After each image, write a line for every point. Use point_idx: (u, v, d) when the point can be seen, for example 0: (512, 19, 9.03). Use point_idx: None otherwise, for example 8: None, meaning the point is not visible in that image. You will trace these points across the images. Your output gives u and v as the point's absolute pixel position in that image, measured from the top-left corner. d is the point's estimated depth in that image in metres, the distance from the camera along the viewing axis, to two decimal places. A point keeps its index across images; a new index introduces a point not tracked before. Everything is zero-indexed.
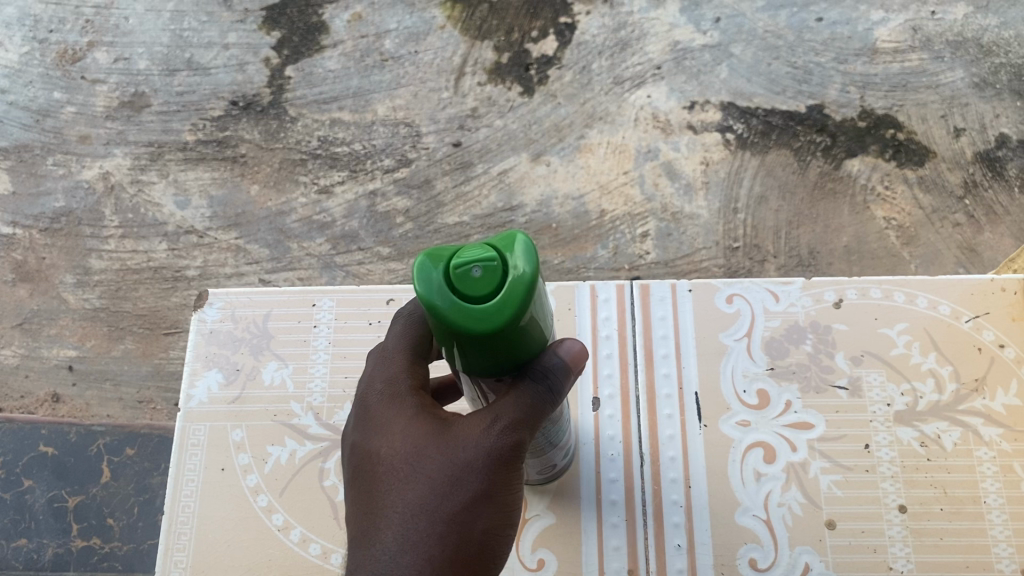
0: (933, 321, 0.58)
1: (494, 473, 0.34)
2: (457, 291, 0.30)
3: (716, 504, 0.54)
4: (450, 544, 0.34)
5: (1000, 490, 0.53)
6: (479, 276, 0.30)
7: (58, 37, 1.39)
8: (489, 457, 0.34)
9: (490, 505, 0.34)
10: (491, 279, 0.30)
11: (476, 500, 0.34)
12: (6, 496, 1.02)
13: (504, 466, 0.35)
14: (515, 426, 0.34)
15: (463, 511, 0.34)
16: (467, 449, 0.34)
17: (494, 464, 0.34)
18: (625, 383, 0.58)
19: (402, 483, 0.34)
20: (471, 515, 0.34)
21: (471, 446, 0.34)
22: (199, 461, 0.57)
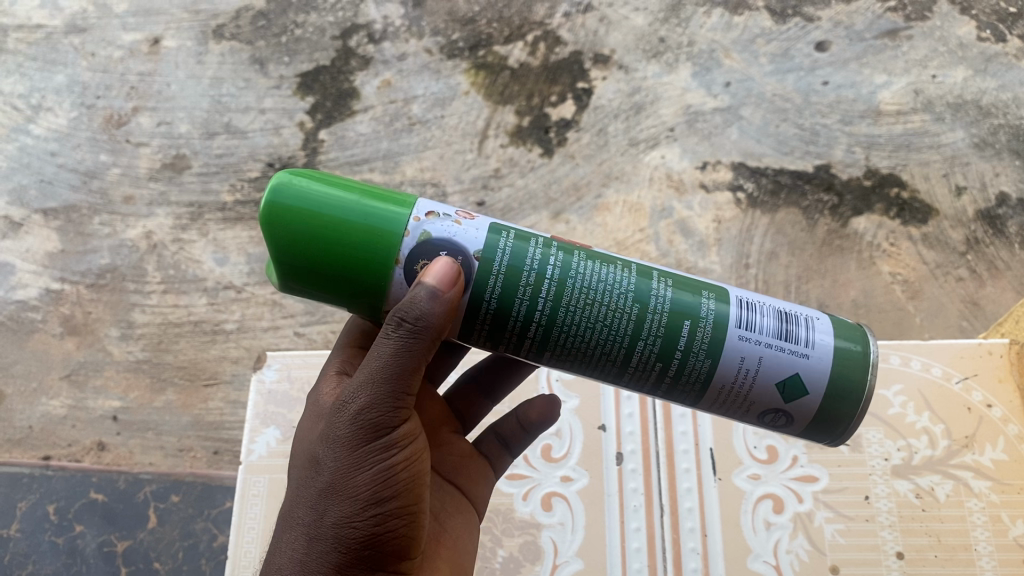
0: (925, 382, 0.74)
1: (339, 463, 0.49)
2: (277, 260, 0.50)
3: (732, 549, 0.69)
4: (316, 527, 0.49)
5: (989, 538, 0.67)
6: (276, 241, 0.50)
7: (105, 102, 1.47)
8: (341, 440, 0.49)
9: (342, 492, 0.49)
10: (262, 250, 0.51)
11: (327, 489, 0.49)
12: (59, 539, 1.12)
13: (346, 456, 0.49)
14: (349, 416, 0.49)
15: (320, 502, 0.49)
16: (324, 450, 0.50)
17: (338, 457, 0.49)
18: (647, 444, 0.75)
19: (297, 485, 0.52)
20: (325, 504, 0.49)
21: (326, 447, 0.50)
22: (259, 510, 0.70)
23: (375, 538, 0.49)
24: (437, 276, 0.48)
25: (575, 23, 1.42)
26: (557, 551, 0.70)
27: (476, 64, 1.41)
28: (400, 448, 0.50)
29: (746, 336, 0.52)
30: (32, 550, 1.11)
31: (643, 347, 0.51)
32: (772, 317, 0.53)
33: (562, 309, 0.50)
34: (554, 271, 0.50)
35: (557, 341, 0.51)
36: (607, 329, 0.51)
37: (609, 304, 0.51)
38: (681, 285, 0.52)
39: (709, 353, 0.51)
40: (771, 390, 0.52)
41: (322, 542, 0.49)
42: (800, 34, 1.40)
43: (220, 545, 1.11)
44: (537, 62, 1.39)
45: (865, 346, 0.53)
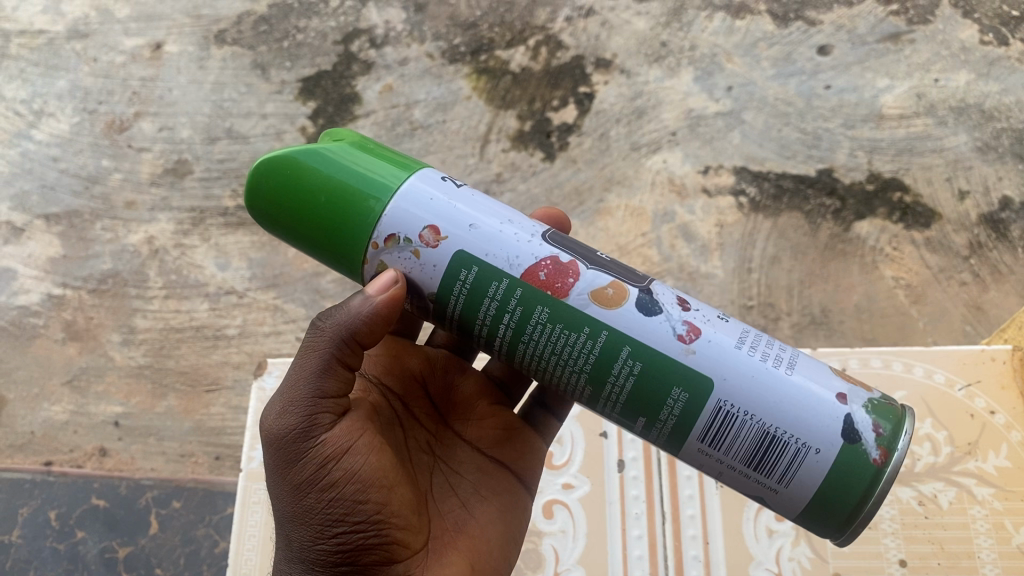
0: (928, 388, 0.74)
1: (287, 495, 0.54)
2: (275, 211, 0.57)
3: (734, 556, 0.69)
4: (296, 556, 0.55)
5: (992, 545, 0.67)
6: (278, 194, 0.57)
7: (107, 107, 1.47)
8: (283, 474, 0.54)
9: (296, 519, 0.54)
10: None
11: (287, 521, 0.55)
12: (60, 546, 1.11)
13: (291, 484, 0.54)
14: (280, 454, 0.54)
15: (288, 534, 0.55)
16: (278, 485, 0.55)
17: (283, 492, 0.54)
18: (648, 451, 0.75)
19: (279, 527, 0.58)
20: (291, 531, 0.54)
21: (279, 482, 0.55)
22: (260, 517, 0.70)
23: (341, 550, 0.53)
24: (375, 287, 0.54)
25: (577, 27, 1.42)
26: (558, 559, 0.69)
27: (477, 69, 1.41)
28: (332, 467, 0.53)
29: (709, 450, 0.52)
30: (34, 556, 1.11)
31: (601, 408, 0.55)
32: (756, 433, 0.50)
33: (518, 357, 0.55)
34: (504, 336, 0.54)
35: (521, 371, 0.56)
36: (562, 389, 0.55)
37: (560, 376, 0.54)
38: (643, 385, 0.52)
39: (668, 436, 0.53)
40: (737, 482, 0.54)
41: (304, 566, 0.54)
42: (802, 38, 1.40)
43: (221, 551, 1.10)
44: (538, 67, 1.39)
45: (849, 504, 0.50)
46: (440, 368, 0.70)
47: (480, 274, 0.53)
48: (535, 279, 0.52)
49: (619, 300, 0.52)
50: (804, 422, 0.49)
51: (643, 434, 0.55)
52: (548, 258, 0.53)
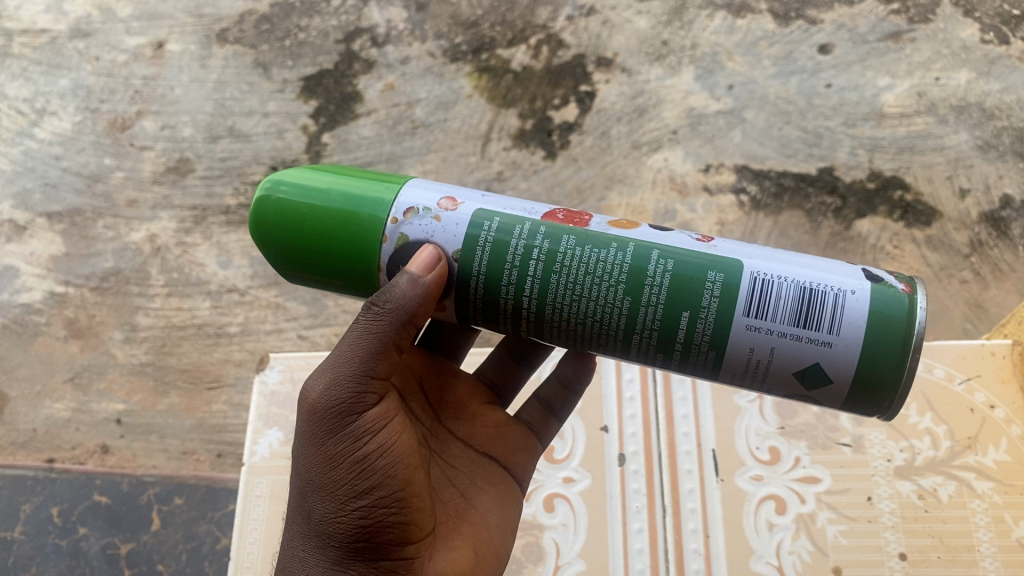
0: (928, 383, 0.74)
1: (318, 468, 0.56)
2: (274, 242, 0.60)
3: (734, 550, 0.69)
4: (313, 527, 0.56)
5: (991, 539, 0.67)
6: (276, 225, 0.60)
7: (109, 106, 1.47)
8: (315, 442, 0.56)
9: (323, 490, 0.55)
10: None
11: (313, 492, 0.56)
12: (62, 542, 1.12)
13: (324, 458, 0.55)
14: (315, 427, 0.55)
15: (308, 507, 0.56)
16: (306, 456, 0.57)
17: (314, 464, 0.56)
18: (649, 445, 0.75)
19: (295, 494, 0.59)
20: (314, 504, 0.56)
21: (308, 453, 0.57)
22: (262, 511, 0.70)
23: (365, 527, 0.55)
24: (418, 265, 0.55)
25: (578, 26, 1.42)
26: (559, 552, 0.70)
27: (479, 67, 1.41)
28: (367, 447, 0.55)
29: (756, 324, 0.54)
30: (36, 553, 1.12)
31: (641, 334, 0.55)
32: (792, 296, 0.54)
33: (551, 296, 0.55)
34: (541, 253, 0.56)
35: (552, 321, 0.57)
36: (600, 313, 0.55)
37: (601, 285, 0.55)
38: (681, 275, 0.54)
39: (711, 340, 0.54)
40: (789, 373, 0.54)
41: (320, 538, 0.56)
42: (803, 37, 1.40)
43: (223, 547, 1.11)
44: (539, 65, 1.39)
45: (904, 335, 0.52)
46: (433, 372, 0.70)
47: (505, 214, 0.57)
48: (555, 219, 0.58)
49: (632, 226, 0.57)
50: (836, 275, 0.54)
51: (686, 347, 0.55)
52: (562, 209, 0.59)
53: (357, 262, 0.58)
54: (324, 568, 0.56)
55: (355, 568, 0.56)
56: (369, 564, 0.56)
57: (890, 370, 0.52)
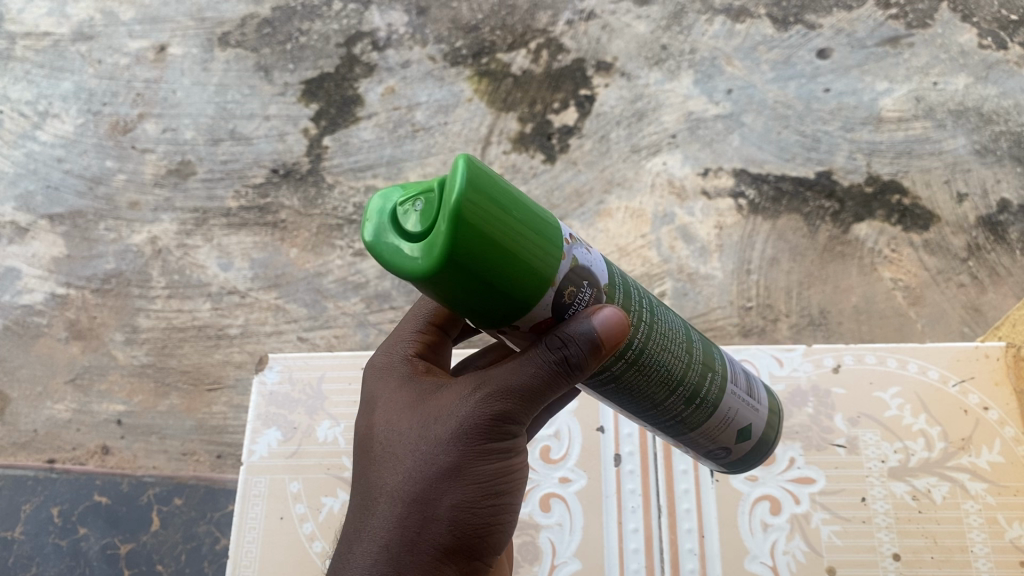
0: (921, 384, 0.73)
1: (465, 450, 0.44)
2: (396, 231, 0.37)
3: (729, 551, 0.68)
4: (428, 509, 0.45)
5: (985, 540, 0.65)
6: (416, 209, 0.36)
7: (111, 108, 1.48)
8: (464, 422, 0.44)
9: (464, 479, 0.45)
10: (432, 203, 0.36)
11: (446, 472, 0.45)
12: (63, 542, 1.13)
13: (478, 444, 0.44)
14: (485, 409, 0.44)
15: (434, 485, 0.45)
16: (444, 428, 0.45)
17: (464, 445, 0.44)
18: (645, 445, 0.73)
19: (394, 456, 0.46)
20: (444, 488, 0.45)
21: (448, 424, 0.45)
22: (260, 510, 0.70)
23: (483, 527, 0.46)
24: (608, 322, 0.39)
25: (578, 30, 1.43)
26: (554, 551, 0.69)
27: (479, 71, 1.42)
28: (516, 449, 0.46)
29: (734, 385, 0.50)
30: (37, 552, 1.13)
31: (678, 394, 0.46)
32: (743, 373, 0.52)
33: (643, 358, 0.43)
34: (644, 328, 0.43)
35: (621, 381, 0.44)
36: (653, 390, 0.45)
37: (671, 361, 0.44)
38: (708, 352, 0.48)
39: (717, 397, 0.48)
40: (731, 436, 0.51)
41: (435, 525, 0.45)
42: (801, 42, 1.40)
43: (222, 547, 1.11)
44: (539, 69, 1.40)
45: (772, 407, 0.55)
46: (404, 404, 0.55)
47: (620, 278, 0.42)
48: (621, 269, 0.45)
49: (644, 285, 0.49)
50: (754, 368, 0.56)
51: (696, 408, 0.48)
52: None
53: (498, 311, 0.38)
54: (427, 556, 0.45)
55: (454, 565, 0.46)
56: (466, 562, 0.47)
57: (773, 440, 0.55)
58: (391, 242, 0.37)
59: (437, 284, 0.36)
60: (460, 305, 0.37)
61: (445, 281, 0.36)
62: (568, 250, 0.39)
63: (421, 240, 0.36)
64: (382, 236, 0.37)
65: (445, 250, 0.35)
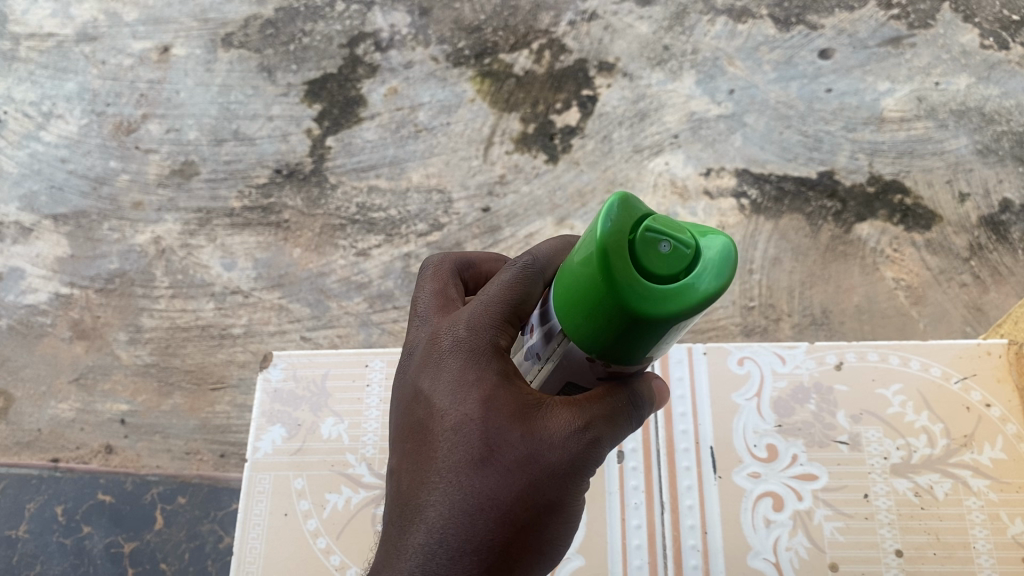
0: (924, 381, 0.73)
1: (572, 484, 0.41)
2: (633, 250, 0.31)
3: (732, 547, 0.68)
4: (524, 538, 0.41)
5: (987, 536, 0.66)
6: (664, 251, 0.31)
7: (115, 109, 1.49)
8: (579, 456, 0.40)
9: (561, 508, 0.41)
10: (688, 258, 0.31)
11: (547, 505, 0.41)
12: (67, 540, 1.14)
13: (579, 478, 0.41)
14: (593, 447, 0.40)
15: (533, 516, 0.40)
16: (556, 457, 0.40)
17: (569, 482, 0.40)
18: (647, 441, 0.73)
19: (500, 480, 0.40)
20: (544, 520, 0.41)
21: (561, 453, 0.40)
22: (264, 507, 0.70)
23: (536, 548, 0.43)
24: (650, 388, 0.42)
25: (580, 31, 1.43)
26: None
27: (482, 72, 1.42)
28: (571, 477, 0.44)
29: None
30: (41, 551, 1.14)
31: None
32: None
33: None
34: None
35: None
36: None
37: None
38: None
39: None
40: None
41: (525, 554, 0.41)
42: (803, 42, 1.41)
43: (225, 546, 1.12)
44: (542, 70, 1.41)
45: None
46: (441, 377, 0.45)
47: None
48: None
49: None
50: None
51: None
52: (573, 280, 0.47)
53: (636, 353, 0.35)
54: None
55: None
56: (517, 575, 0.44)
57: None
58: (622, 245, 0.31)
59: (628, 318, 0.32)
60: (607, 334, 0.34)
61: (632, 323, 0.32)
62: None
63: (647, 276, 0.31)
64: (615, 234, 0.31)
65: (672, 312, 0.31)
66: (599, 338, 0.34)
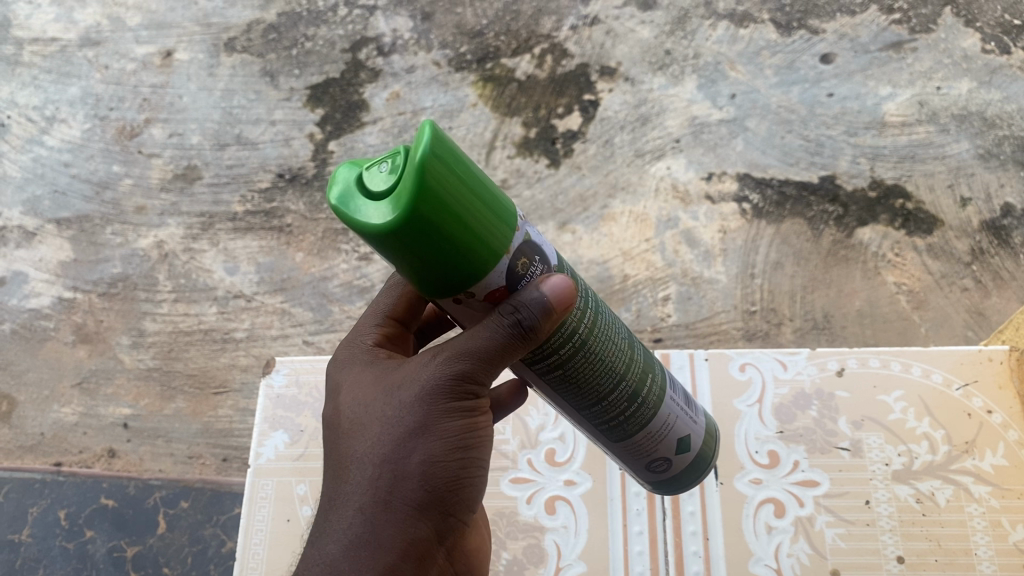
0: (925, 388, 0.73)
1: (430, 407, 0.45)
2: (371, 189, 0.37)
3: (733, 553, 0.68)
4: (399, 466, 0.45)
5: (989, 543, 0.66)
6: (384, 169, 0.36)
7: (117, 114, 1.49)
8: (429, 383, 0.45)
9: (432, 433, 0.46)
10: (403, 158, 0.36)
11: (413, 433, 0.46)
12: (69, 545, 1.14)
13: (440, 403, 0.46)
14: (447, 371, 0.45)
15: (402, 445, 0.45)
16: (408, 393, 0.46)
17: (428, 406, 0.45)
18: None
19: (364, 425, 0.47)
20: (412, 444, 0.45)
21: (410, 390, 0.46)
22: (267, 513, 0.70)
23: (455, 480, 0.47)
24: (557, 286, 0.41)
25: (582, 36, 1.43)
26: (560, 554, 0.69)
27: (484, 76, 1.43)
28: (478, 409, 0.48)
29: (670, 392, 0.51)
30: (43, 555, 1.13)
31: (619, 392, 0.47)
32: (680, 387, 0.54)
33: (590, 342, 0.44)
34: (591, 315, 0.45)
35: (566, 369, 0.45)
36: (595, 384, 0.46)
37: (613, 358, 0.46)
38: (647, 359, 0.49)
39: (654, 406, 0.50)
40: (671, 446, 0.52)
41: (408, 481, 0.45)
42: (805, 47, 1.41)
43: (228, 551, 1.12)
44: (543, 74, 1.41)
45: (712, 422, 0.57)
46: None
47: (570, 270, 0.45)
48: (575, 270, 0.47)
49: None
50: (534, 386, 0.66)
51: (636, 412, 0.49)
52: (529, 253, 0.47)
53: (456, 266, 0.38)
54: (401, 513, 0.45)
55: (428, 522, 0.46)
56: (444, 520, 0.47)
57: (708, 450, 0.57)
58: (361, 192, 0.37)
59: (398, 238, 0.36)
60: (436, 262, 0.38)
61: (408, 236, 0.36)
62: (522, 225, 0.41)
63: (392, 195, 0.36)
64: (348, 192, 0.37)
65: (411, 201, 0.35)
66: (436, 275, 0.38)
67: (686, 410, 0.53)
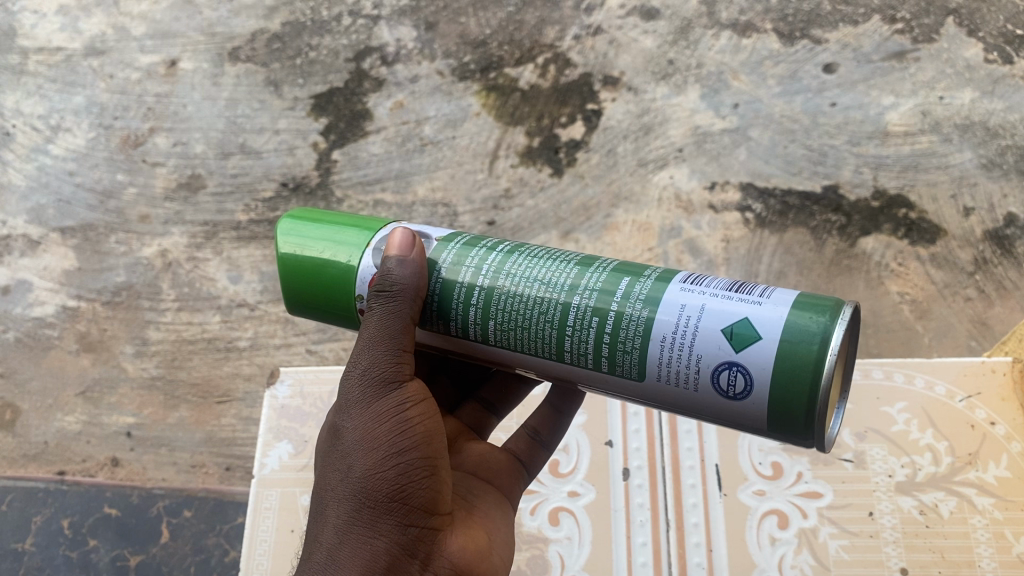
0: (929, 400, 0.73)
1: (361, 423, 0.52)
2: None
3: (735, 565, 0.68)
4: (348, 485, 0.51)
5: (992, 555, 0.66)
6: None
7: (122, 123, 1.49)
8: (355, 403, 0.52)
9: (367, 446, 0.51)
10: None
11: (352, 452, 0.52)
12: (72, 553, 1.14)
13: (366, 417, 0.52)
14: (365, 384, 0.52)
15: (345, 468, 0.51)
16: (343, 419, 0.53)
17: (355, 422, 0.52)
18: (653, 459, 0.73)
19: (323, 464, 0.54)
20: (352, 460, 0.51)
21: (344, 416, 0.53)
22: (271, 523, 0.70)
23: (401, 486, 0.50)
24: (388, 248, 0.53)
25: (585, 45, 1.43)
26: (564, 565, 0.69)
27: (488, 86, 1.43)
28: (412, 410, 0.52)
29: (691, 288, 0.50)
30: (47, 564, 1.13)
31: (576, 311, 0.51)
32: (730, 284, 0.50)
33: (497, 285, 0.53)
34: (488, 270, 0.54)
35: (495, 316, 0.53)
36: (538, 321, 0.52)
37: (540, 289, 0.52)
38: (622, 273, 0.52)
39: (646, 307, 0.50)
40: (718, 341, 0.48)
41: (357, 497, 0.50)
42: (808, 56, 1.41)
43: (231, 560, 1.12)
44: (547, 84, 1.41)
45: (826, 336, 0.46)
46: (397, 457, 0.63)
47: (464, 240, 0.57)
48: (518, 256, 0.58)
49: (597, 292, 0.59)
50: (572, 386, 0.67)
51: (625, 323, 0.50)
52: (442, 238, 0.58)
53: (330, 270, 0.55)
54: (354, 532, 0.50)
55: (386, 534, 0.50)
56: (404, 530, 0.50)
57: (809, 355, 0.46)
58: None
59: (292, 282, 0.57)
60: (320, 278, 0.56)
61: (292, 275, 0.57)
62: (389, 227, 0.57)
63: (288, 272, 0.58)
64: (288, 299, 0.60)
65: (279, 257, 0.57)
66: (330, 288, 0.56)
67: (727, 296, 0.49)
